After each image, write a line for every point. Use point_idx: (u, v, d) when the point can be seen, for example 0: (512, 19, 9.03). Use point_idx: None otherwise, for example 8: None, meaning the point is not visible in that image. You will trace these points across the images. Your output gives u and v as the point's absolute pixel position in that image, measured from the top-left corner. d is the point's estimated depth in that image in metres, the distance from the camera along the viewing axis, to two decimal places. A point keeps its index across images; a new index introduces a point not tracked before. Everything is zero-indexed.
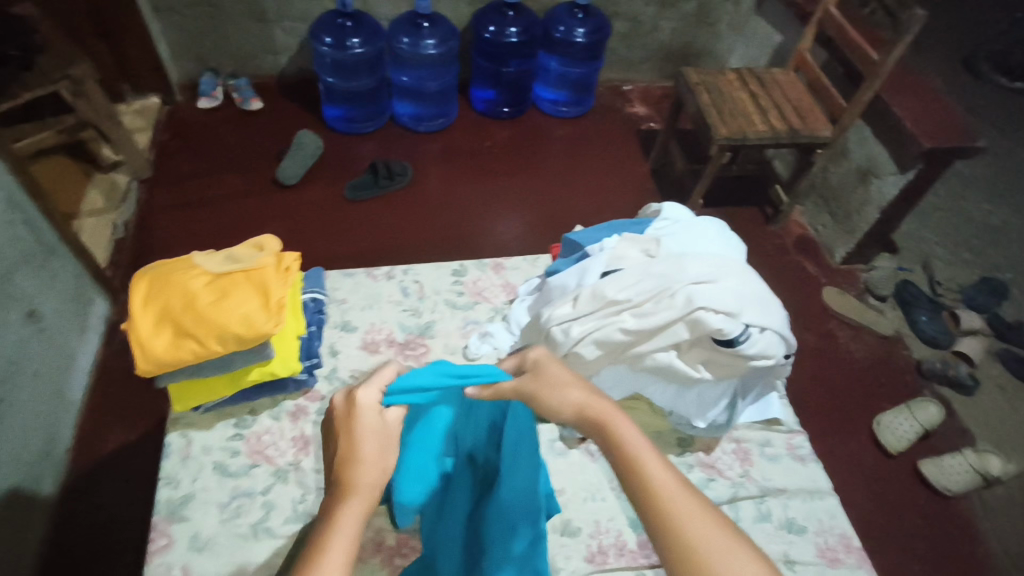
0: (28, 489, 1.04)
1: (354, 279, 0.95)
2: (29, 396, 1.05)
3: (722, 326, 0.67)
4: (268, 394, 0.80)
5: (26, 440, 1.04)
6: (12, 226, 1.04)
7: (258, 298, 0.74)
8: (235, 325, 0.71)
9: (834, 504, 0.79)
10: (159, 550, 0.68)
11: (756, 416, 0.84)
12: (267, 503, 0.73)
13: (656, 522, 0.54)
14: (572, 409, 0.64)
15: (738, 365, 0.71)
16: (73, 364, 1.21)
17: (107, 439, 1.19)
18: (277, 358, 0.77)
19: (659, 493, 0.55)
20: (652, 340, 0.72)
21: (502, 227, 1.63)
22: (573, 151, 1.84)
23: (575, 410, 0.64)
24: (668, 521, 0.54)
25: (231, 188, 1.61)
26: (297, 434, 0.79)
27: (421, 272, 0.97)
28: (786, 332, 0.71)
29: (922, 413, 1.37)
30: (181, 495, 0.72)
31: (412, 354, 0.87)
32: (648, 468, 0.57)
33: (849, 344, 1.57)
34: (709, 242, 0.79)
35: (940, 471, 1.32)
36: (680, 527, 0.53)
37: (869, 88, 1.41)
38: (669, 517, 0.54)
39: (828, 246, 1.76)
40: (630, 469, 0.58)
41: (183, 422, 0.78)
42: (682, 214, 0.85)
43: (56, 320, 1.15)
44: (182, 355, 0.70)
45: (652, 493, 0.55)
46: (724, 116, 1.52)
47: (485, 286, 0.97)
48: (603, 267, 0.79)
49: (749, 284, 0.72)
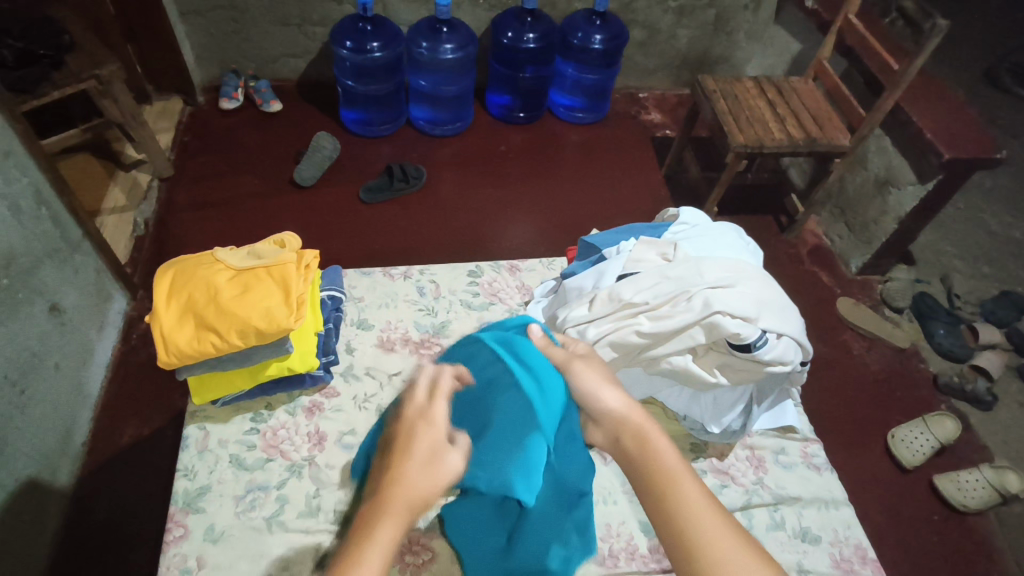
0: (46, 480, 1.06)
1: (371, 278, 0.96)
2: (49, 388, 1.07)
3: (739, 331, 0.67)
4: (285, 389, 0.81)
5: (45, 431, 1.05)
6: (39, 221, 1.06)
7: (279, 294, 0.75)
8: (256, 319, 0.72)
9: (850, 514, 0.78)
10: (175, 540, 0.69)
11: (771, 423, 0.84)
12: (281, 497, 0.73)
13: (688, 540, 0.55)
14: (610, 417, 0.65)
15: (755, 371, 0.71)
16: (92, 358, 1.22)
17: (123, 433, 1.21)
18: (296, 353, 0.77)
19: (693, 512, 0.56)
20: (668, 343, 0.72)
21: (517, 231, 1.64)
22: (588, 157, 1.85)
23: (615, 419, 0.65)
24: (702, 540, 0.54)
25: (249, 188, 1.63)
26: (312, 430, 0.79)
27: (437, 272, 0.98)
28: (804, 338, 0.71)
29: (938, 427, 1.35)
30: (198, 487, 0.73)
31: (427, 353, 0.88)
32: (681, 483, 0.58)
33: (864, 356, 1.55)
34: (727, 246, 0.79)
35: (956, 486, 1.30)
36: (710, 544, 0.54)
37: (889, 98, 1.40)
38: (701, 534, 0.55)
39: (844, 256, 1.75)
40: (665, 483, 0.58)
41: (201, 415, 0.79)
42: (701, 218, 0.85)
43: (77, 314, 1.17)
44: (203, 348, 0.71)
45: (684, 510, 0.56)
46: (741, 124, 1.52)
47: (500, 288, 0.97)
48: (620, 270, 0.79)
49: (766, 289, 0.72)
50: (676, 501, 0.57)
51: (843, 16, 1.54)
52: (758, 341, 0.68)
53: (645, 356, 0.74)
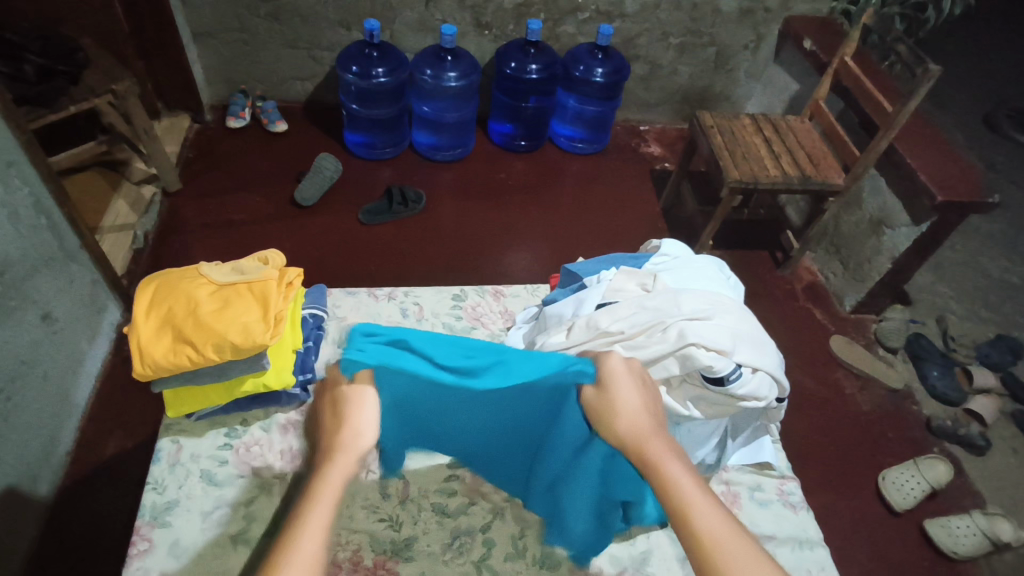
0: (26, 490, 1.05)
1: (356, 297, 0.93)
2: (35, 396, 1.06)
3: (711, 364, 0.65)
4: (261, 405, 0.80)
5: (28, 441, 1.05)
6: (37, 230, 1.07)
7: (258, 309, 0.74)
8: (233, 333, 0.70)
9: (825, 555, 0.72)
10: (138, 554, 0.67)
11: (747, 458, 0.79)
12: (249, 514, 0.71)
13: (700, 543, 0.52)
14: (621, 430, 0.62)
15: (729, 405, 0.68)
16: (81, 368, 1.22)
17: (107, 445, 1.20)
18: (272, 369, 0.76)
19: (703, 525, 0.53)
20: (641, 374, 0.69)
21: (512, 258, 1.65)
22: (587, 186, 1.87)
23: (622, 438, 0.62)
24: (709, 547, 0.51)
25: (251, 206, 1.65)
26: (285, 448, 0.77)
27: (422, 294, 0.95)
28: (779, 374, 0.69)
29: (930, 471, 1.34)
30: (166, 501, 0.71)
31: None
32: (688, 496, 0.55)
33: (856, 395, 1.54)
34: (708, 280, 0.76)
35: (947, 533, 1.28)
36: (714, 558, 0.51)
37: (883, 138, 1.42)
38: (704, 542, 0.52)
39: (838, 294, 1.75)
40: (679, 514, 0.54)
41: (175, 428, 0.77)
42: (683, 250, 0.82)
43: (69, 323, 1.17)
44: (179, 360, 0.70)
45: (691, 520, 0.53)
46: (736, 160, 1.54)
47: (483, 312, 0.94)
48: (599, 300, 0.77)
49: (741, 324, 0.71)
50: (678, 513, 0.54)
51: (839, 58, 1.56)
52: (731, 375, 0.66)
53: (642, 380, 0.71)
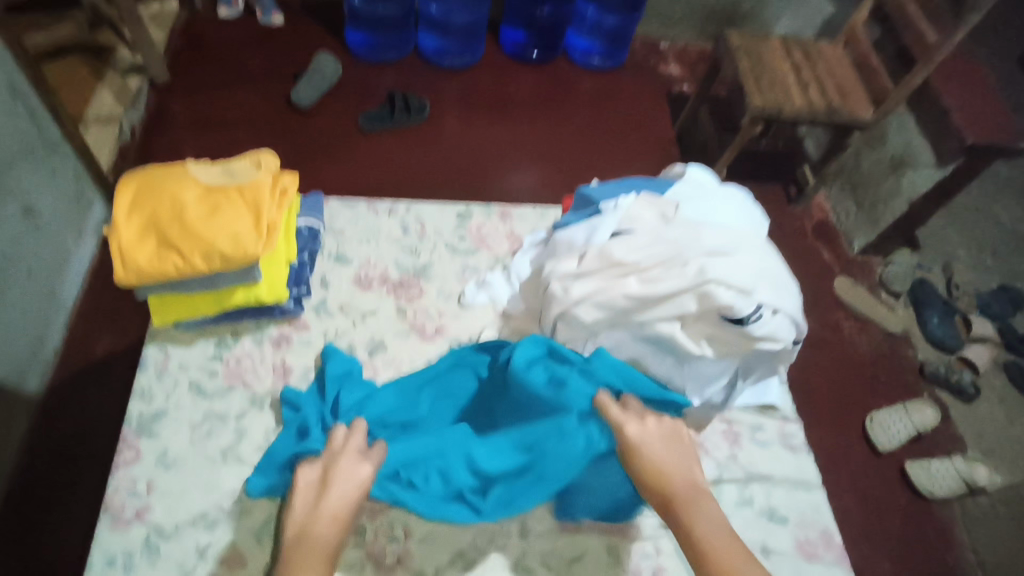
0: (15, 386, 1.04)
1: (355, 210, 0.85)
2: (19, 292, 1.03)
3: (731, 303, 0.61)
4: (252, 317, 0.74)
5: (14, 337, 1.03)
6: (14, 116, 0.99)
7: (249, 216, 0.67)
8: (222, 242, 0.64)
9: (821, 498, 0.72)
10: (125, 462, 0.65)
11: (753, 398, 0.76)
12: (240, 429, 0.68)
13: None
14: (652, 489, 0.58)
15: (743, 346, 0.65)
16: (68, 266, 1.18)
17: (97, 344, 1.18)
18: (265, 283, 0.70)
19: None
20: (655, 309, 0.64)
21: (513, 177, 1.59)
22: (600, 104, 1.77)
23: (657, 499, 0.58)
24: None
25: (244, 104, 1.55)
26: (278, 363, 0.73)
27: (425, 210, 0.86)
28: (799, 317, 0.65)
29: (917, 414, 1.35)
30: (153, 410, 0.68)
31: (406, 294, 0.78)
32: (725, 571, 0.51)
33: (854, 338, 1.53)
34: (731, 213, 0.71)
35: (928, 475, 1.30)
36: None
37: (921, 71, 1.32)
38: None
39: (847, 235, 1.70)
40: None
41: (163, 335, 0.73)
42: (706, 180, 0.76)
43: (53, 218, 1.12)
44: (163, 268, 0.64)
45: None
46: (762, 85, 1.44)
47: (489, 233, 0.86)
48: (615, 227, 0.70)
49: (766, 262, 0.66)
50: None
51: None
52: (751, 316, 0.62)
53: (597, 327, 0.68)
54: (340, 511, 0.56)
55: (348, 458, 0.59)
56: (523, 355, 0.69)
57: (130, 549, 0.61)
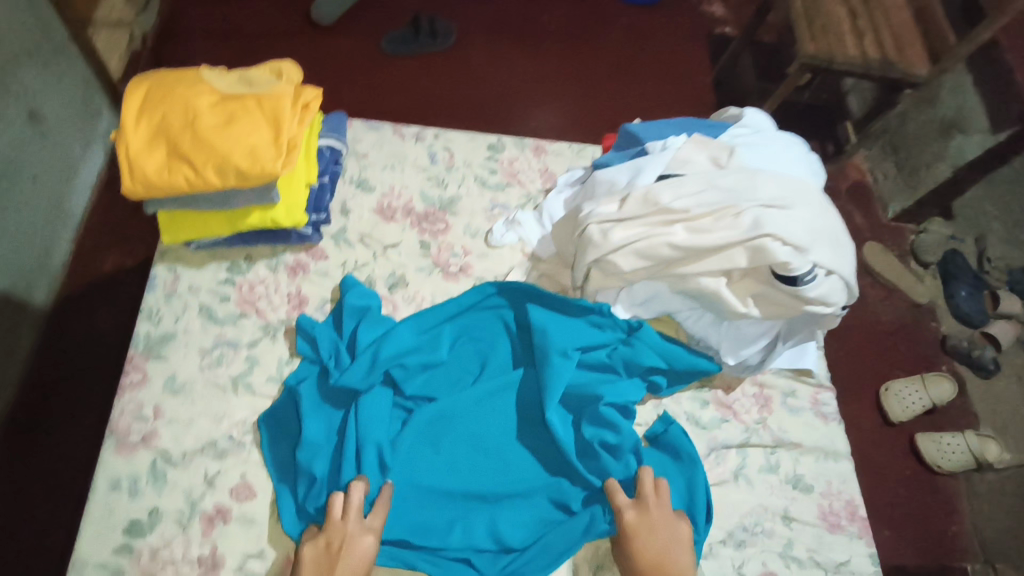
0: (21, 296, 1.01)
1: (380, 133, 0.79)
2: (25, 200, 0.99)
3: (788, 261, 0.56)
4: (267, 242, 0.69)
5: (21, 247, 0.99)
6: (15, 10, 0.92)
7: (268, 129, 0.61)
8: (238, 157, 0.59)
9: (849, 468, 0.68)
10: (131, 385, 0.62)
11: (789, 362, 0.71)
12: (251, 357, 0.65)
13: None
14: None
15: (792, 308, 0.60)
16: (76, 177, 1.13)
17: (105, 260, 1.14)
18: (282, 205, 0.65)
19: None
20: (701, 262, 0.60)
21: (536, 116, 1.50)
22: (636, 42, 1.66)
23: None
24: None
25: (260, 17, 1.46)
26: (293, 291, 0.69)
27: (455, 138, 0.80)
28: (853, 280, 0.61)
29: (935, 388, 1.27)
30: (161, 332, 0.65)
31: (431, 228, 0.74)
32: None
33: (878, 306, 1.48)
34: (790, 163, 0.65)
35: (937, 449, 1.24)
36: None
37: (989, 27, 1.19)
38: None
39: (883, 200, 1.58)
40: None
41: (172, 255, 0.69)
42: (765, 124, 0.70)
43: (60, 125, 1.06)
44: (174, 181, 0.59)
45: None
46: (814, 30, 1.34)
47: (521, 168, 0.80)
48: (663, 169, 0.65)
49: (825, 218, 0.61)
50: None
51: None
52: (805, 276, 0.58)
53: (634, 277, 0.63)
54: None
55: (353, 525, 0.55)
56: (555, 375, 0.62)
57: (136, 473, 0.59)
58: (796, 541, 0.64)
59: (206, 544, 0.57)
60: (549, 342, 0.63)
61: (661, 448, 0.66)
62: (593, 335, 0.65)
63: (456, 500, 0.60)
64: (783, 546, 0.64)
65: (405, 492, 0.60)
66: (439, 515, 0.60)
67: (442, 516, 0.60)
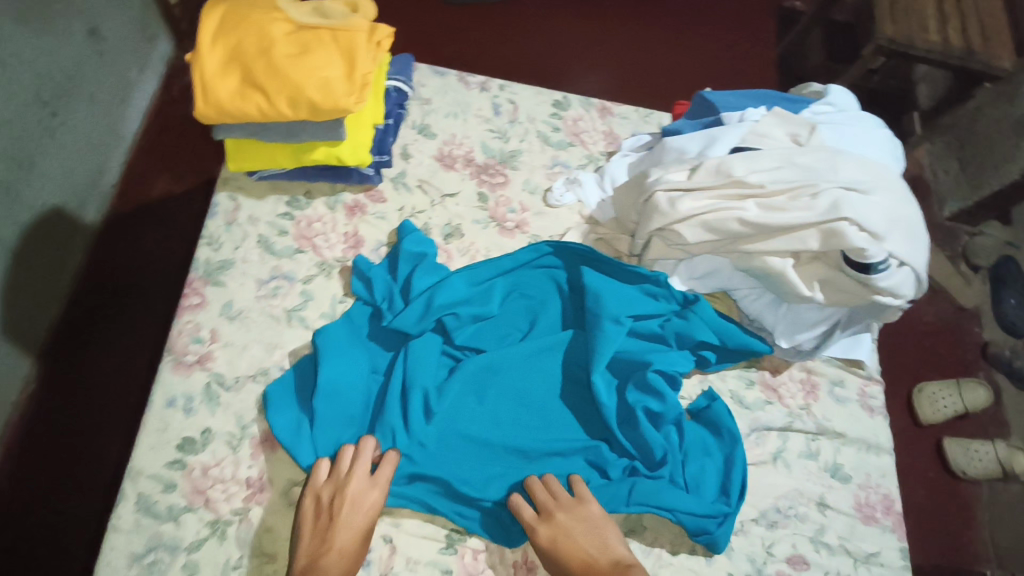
0: (73, 212, 1.03)
1: (445, 79, 0.78)
2: (82, 118, 1.00)
3: (863, 247, 0.54)
4: (328, 179, 0.69)
5: (75, 164, 1.00)
6: None
7: (341, 64, 0.60)
8: (311, 88, 0.58)
9: (890, 463, 0.67)
10: (190, 307, 0.63)
11: (841, 351, 0.70)
12: (306, 292, 0.65)
13: None
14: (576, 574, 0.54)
15: (859, 297, 0.59)
16: (130, 99, 1.14)
17: (154, 185, 1.15)
18: (348, 142, 0.65)
19: None
20: (770, 240, 0.58)
21: (582, 80, 1.43)
22: (700, 10, 1.60)
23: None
24: None
25: None
26: (350, 231, 0.69)
27: (520, 91, 0.78)
28: (925, 273, 0.59)
29: (970, 393, 1.22)
30: (220, 259, 0.66)
31: (490, 181, 0.73)
32: None
33: (922, 305, 1.43)
34: (873, 146, 0.63)
35: (964, 454, 1.20)
36: None
37: None
38: None
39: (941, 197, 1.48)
40: None
41: (234, 183, 0.69)
42: (849, 104, 0.67)
43: (118, 45, 1.06)
44: (245, 107, 0.59)
45: None
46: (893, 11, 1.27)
47: (585, 128, 0.78)
48: (738, 141, 0.62)
49: (905, 207, 0.58)
50: None
51: None
52: (879, 264, 0.56)
53: (697, 249, 0.62)
54: (345, 555, 0.53)
55: (358, 483, 0.55)
56: (605, 340, 0.61)
57: (190, 393, 0.60)
58: (829, 528, 0.64)
59: (254, 467, 0.58)
60: (603, 307, 0.62)
61: (704, 423, 0.65)
62: (647, 305, 0.64)
63: (492, 455, 0.61)
64: (815, 531, 0.63)
65: (450, 440, 0.60)
66: (478, 468, 0.60)
67: (475, 470, 0.60)
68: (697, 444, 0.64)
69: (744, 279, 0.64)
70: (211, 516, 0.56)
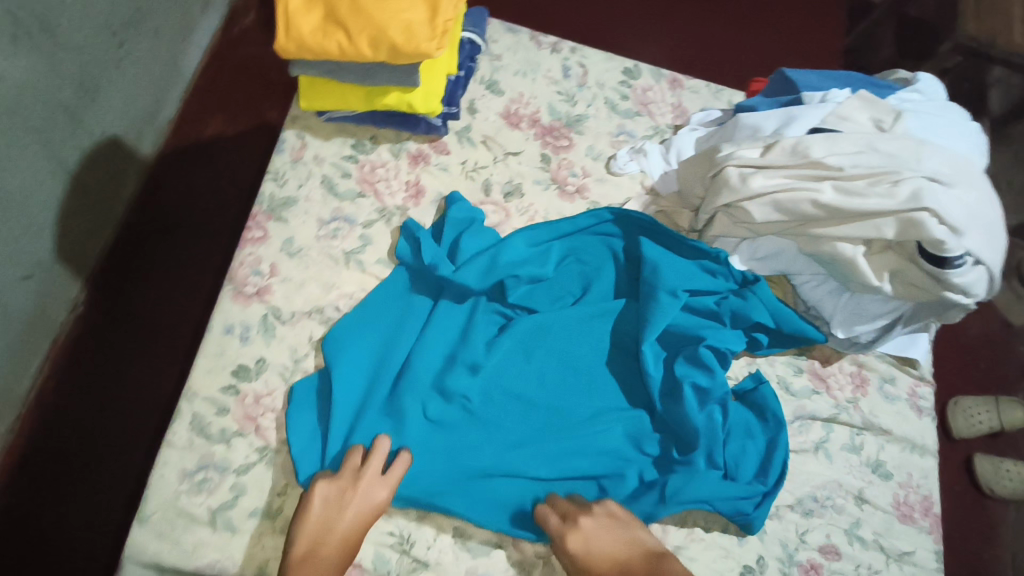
0: (131, 142, 1.04)
1: (517, 37, 0.76)
2: (146, 50, 1.00)
3: (943, 239, 0.53)
4: (395, 126, 0.69)
5: (136, 96, 1.01)
6: None
7: (424, 7, 0.59)
8: (393, 31, 0.57)
9: (934, 466, 0.66)
10: (252, 240, 0.64)
11: (895, 348, 0.69)
12: (365, 237, 0.66)
13: None
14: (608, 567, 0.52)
15: (929, 291, 0.57)
16: (192, 35, 1.14)
17: (209, 124, 1.17)
18: (420, 90, 0.65)
19: None
20: (842, 226, 0.57)
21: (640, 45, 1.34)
22: None
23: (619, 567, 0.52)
24: None
25: None
26: (412, 180, 0.69)
27: (591, 56, 0.77)
28: (1001, 273, 0.57)
29: (1009, 411, 1.13)
30: (284, 196, 0.66)
31: (554, 143, 0.72)
32: None
33: None
34: (960, 139, 0.61)
35: (994, 472, 1.14)
36: None
37: None
38: None
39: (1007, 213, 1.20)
40: None
41: (302, 122, 0.70)
42: (937, 94, 0.65)
43: None
44: (326, 45, 0.59)
45: None
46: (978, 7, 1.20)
47: (654, 99, 0.76)
48: (818, 122, 0.61)
49: (989, 203, 0.56)
50: None
51: None
52: (956, 260, 0.54)
53: (763, 229, 0.61)
54: (365, 513, 0.53)
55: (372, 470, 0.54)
56: (661, 312, 0.61)
57: (247, 323, 0.61)
58: (864, 522, 0.63)
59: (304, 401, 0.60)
60: (660, 278, 0.62)
61: (748, 405, 0.65)
62: (704, 281, 0.64)
63: (534, 416, 0.61)
64: (851, 524, 0.63)
65: (495, 396, 0.61)
66: (521, 426, 0.60)
67: (516, 429, 0.60)
68: (741, 425, 0.63)
69: (806, 264, 0.63)
70: (261, 442, 0.58)
